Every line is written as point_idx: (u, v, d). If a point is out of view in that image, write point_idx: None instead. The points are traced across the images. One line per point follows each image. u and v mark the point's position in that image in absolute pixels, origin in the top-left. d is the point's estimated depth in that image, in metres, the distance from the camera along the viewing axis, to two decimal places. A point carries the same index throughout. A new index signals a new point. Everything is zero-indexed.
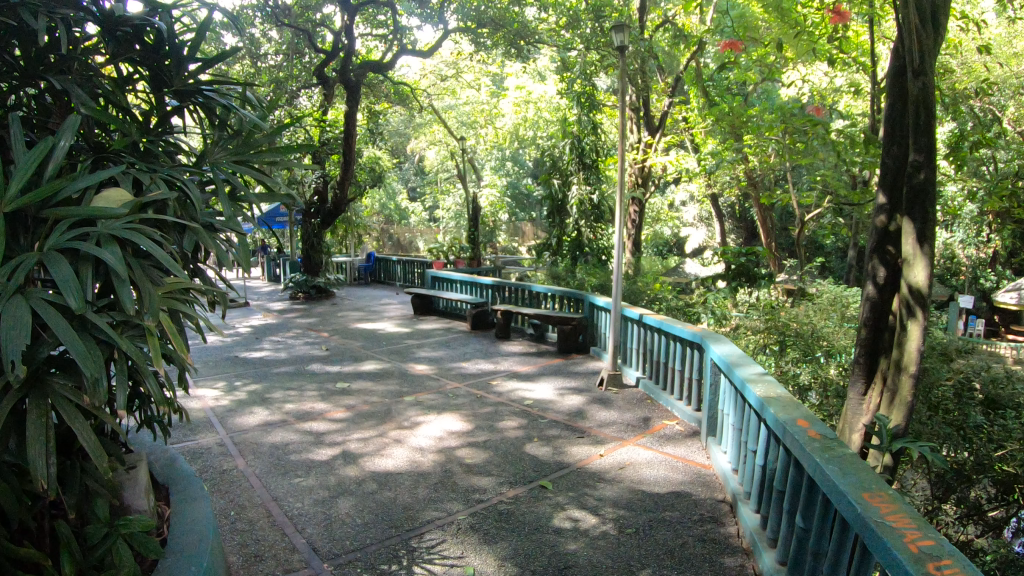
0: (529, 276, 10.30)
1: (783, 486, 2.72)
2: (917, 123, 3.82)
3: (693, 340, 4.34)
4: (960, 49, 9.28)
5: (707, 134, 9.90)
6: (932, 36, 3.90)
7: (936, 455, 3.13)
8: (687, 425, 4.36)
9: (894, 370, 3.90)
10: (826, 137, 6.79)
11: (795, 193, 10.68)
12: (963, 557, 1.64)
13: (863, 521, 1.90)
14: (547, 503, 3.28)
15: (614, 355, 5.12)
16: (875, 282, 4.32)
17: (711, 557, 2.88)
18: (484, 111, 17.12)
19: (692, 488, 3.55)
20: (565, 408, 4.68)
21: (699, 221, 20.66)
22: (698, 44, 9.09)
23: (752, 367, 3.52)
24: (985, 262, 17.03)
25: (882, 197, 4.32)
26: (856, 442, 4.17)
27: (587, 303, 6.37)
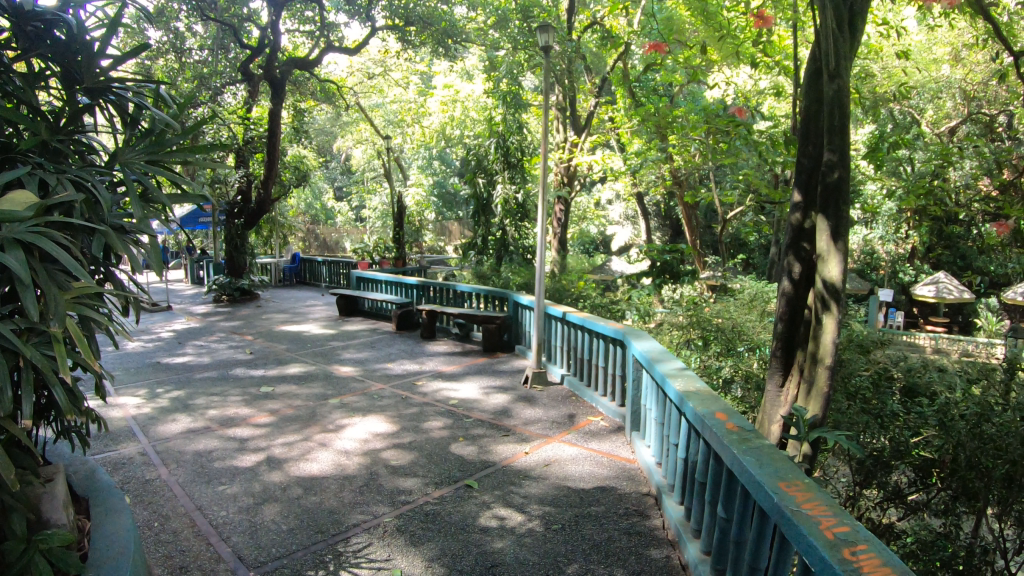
0: (455, 275, 10.28)
1: (704, 478, 2.76)
2: (831, 124, 3.90)
3: (616, 336, 4.38)
4: (880, 54, 9.54)
5: (633, 134, 10.00)
6: (849, 40, 3.99)
7: (851, 443, 3.21)
8: (612, 421, 4.40)
9: (810, 362, 3.98)
10: (748, 137, 6.92)
11: (718, 192, 10.86)
12: (877, 542, 1.69)
13: (780, 510, 1.94)
14: (474, 503, 3.27)
15: (538, 352, 5.13)
16: (790, 278, 4.40)
17: (638, 551, 2.90)
18: (411, 109, 17.06)
19: (617, 482, 3.58)
20: (490, 406, 4.67)
21: (624, 220, 20.91)
22: (625, 45, 9.20)
23: (673, 361, 3.57)
24: (902, 259, 17.58)
25: (797, 195, 4.42)
26: (775, 432, 4.26)
27: (511, 302, 6.37)
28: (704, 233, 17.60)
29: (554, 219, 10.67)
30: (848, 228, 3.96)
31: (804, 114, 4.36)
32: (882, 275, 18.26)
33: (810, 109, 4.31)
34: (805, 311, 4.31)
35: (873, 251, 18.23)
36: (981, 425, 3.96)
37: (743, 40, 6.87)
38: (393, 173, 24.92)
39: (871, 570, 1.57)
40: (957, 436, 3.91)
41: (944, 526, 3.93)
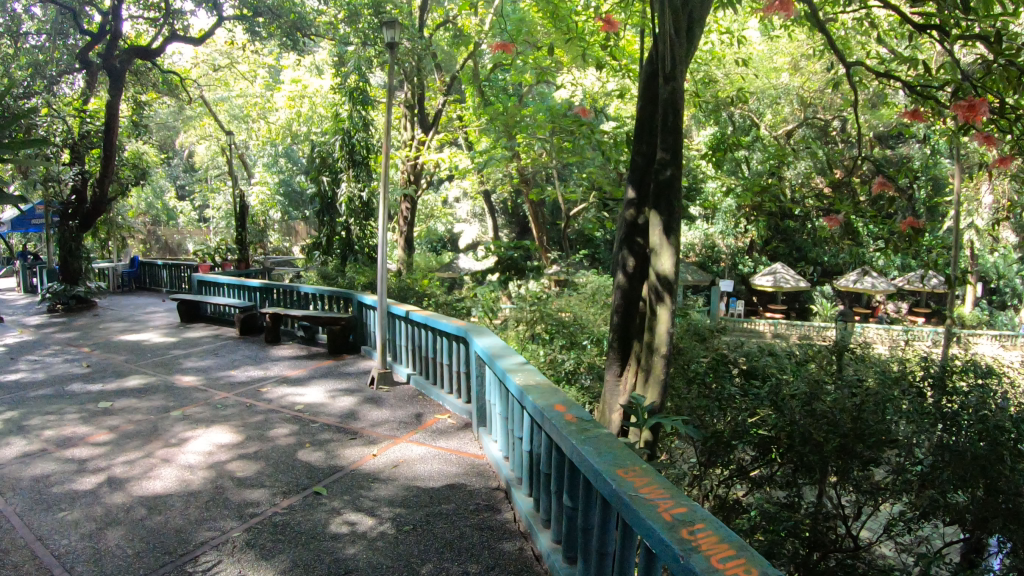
0: (303, 276, 10.04)
1: (547, 468, 2.78)
2: (665, 124, 4.00)
3: (458, 333, 4.37)
4: (721, 61, 9.92)
5: (480, 133, 10.06)
6: (685, 44, 4.12)
7: (688, 427, 3.32)
8: (459, 418, 4.38)
9: (647, 352, 4.09)
10: (593, 136, 7.05)
11: (562, 190, 11.03)
12: (713, 521, 1.78)
13: (617, 495, 2.00)
14: (323, 509, 3.18)
15: (383, 352, 5.05)
16: (625, 271, 4.48)
17: (489, 545, 2.90)
18: (256, 104, 16.63)
19: (466, 479, 3.57)
20: (336, 410, 4.57)
21: (472, 218, 21.07)
22: (476, 44, 9.23)
23: (513, 357, 3.60)
24: (742, 251, 18.79)
25: (630, 191, 4.52)
26: (615, 421, 4.35)
27: (355, 302, 6.26)
28: (551, 230, 17.89)
29: (400, 218, 10.57)
30: (679, 223, 4.08)
31: (639, 114, 4.46)
32: (723, 267, 19.07)
33: (645, 110, 4.41)
34: (640, 303, 4.42)
35: (713, 245, 18.97)
36: (811, 403, 4.26)
37: (593, 39, 7.01)
38: (236, 171, 24.20)
39: (709, 549, 1.65)
40: (790, 415, 4.22)
41: (788, 497, 4.27)
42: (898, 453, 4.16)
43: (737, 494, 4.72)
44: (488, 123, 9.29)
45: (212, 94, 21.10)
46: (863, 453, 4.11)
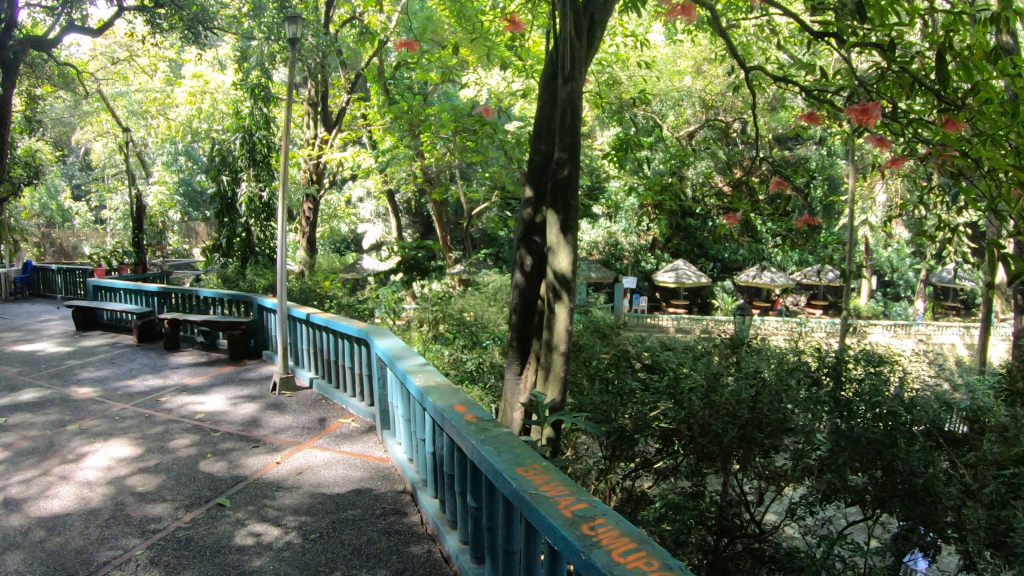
0: (205, 279, 9.78)
1: (451, 469, 2.76)
2: (563, 123, 4.01)
3: (359, 336, 4.29)
4: (627, 62, 10.07)
5: (385, 131, 10.00)
6: (584, 46, 4.14)
7: (589, 422, 3.34)
8: (363, 422, 4.31)
9: (546, 350, 4.08)
10: (496, 136, 7.05)
11: (464, 189, 11.03)
12: (613, 516, 1.80)
13: (519, 495, 2.01)
14: (228, 521, 3.08)
15: (285, 356, 4.93)
16: (523, 271, 4.48)
17: (397, 549, 2.85)
18: (157, 99, 16.17)
19: (371, 483, 3.51)
20: (238, 418, 4.44)
21: (375, 217, 20.93)
22: (383, 42, 9.15)
23: (414, 358, 3.56)
24: (645, 248, 19.16)
25: (527, 190, 4.51)
26: (515, 420, 4.32)
27: (255, 306, 6.13)
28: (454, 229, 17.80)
29: (302, 219, 10.38)
30: (576, 222, 4.08)
31: (537, 114, 4.45)
32: (626, 264, 19.16)
33: (543, 110, 4.41)
34: (539, 301, 4.41)
35: (616, 242, 19.14)
36: (709, 396, 4.42)
37: (503, 40, 6.99)
38: (134, 170, 23.49)
39: (610, 544, 1.67)
40: (691, 408, 4.37)
41: (692, 486, 4.47)
42: (798, 441, 4.39)
43: (642, 485, 4.90)
44: (393, 121, 9.23)
45: (108, 89, 20.44)
46: (763, 441, 4.33)
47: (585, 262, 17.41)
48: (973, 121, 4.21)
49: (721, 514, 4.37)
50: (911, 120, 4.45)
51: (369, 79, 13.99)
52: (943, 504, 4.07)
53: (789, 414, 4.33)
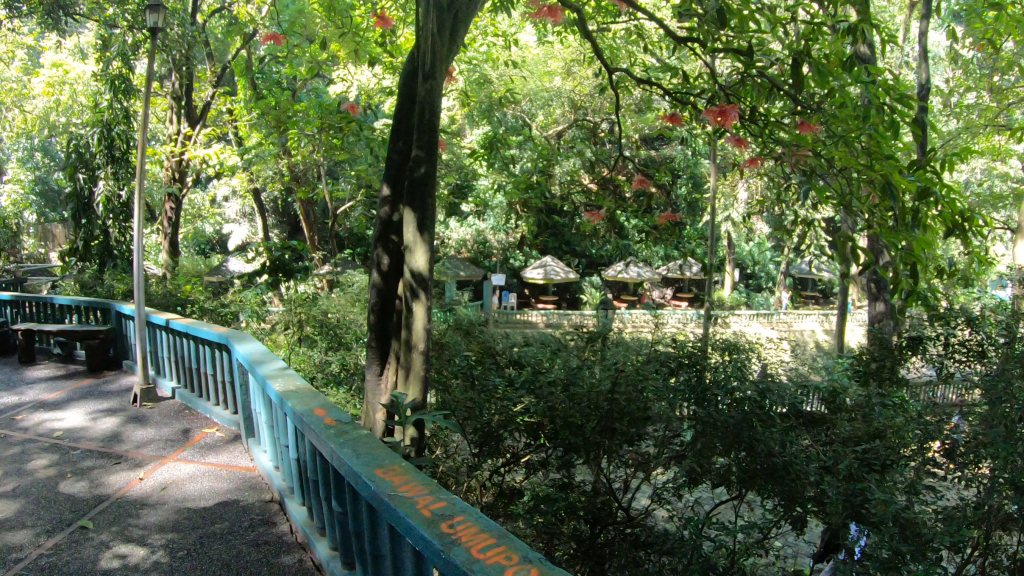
0: (61, 284, 9.29)
1: (315, 475, 2.74)
2: (422, 121, 3.96)
3: (220, 341, 4.14)
4: (498, 61, 10.13)
5: (253, 128, 9.75)
6: (446, 42, 4.12)
7: (450, 421, 3.33)
8: (228, 430, 4.17)
9: (404, 349, 4.03)
10: (365, 133, 6.95)
11: (332, 187, 10.84)
12: (470, 513, 1.88)
13: (378, 495, 2.05)
14: (91, 544, 2.92)
15: (145, 366, 4.72)
16: (379, 270, 4.40)
17: (267, 560, 2.78)
18: (12, 89, 15.38)
19: (239, 494, 3.40)
20: (98, 433, 4.22)
21: (241, 217, 20.46)
22: (250, 35, 8.91)
23: (274, 363, 3.49)
24: (513, 245, 19.32)
25: (384, 188, 4.45)
26: (376, 422, 4.24)
27: (114, 313, 5.87)
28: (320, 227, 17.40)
29: (163, 219, 9.98)
30: (433, 220, 4.04)
31: (395, 111, 4.39)
32: (495, 261, 19.10)
33: (402, 107, 4.35)
34: (397, 300, 4.35)
35: (484, 241, 18.80)
36: (570, 388, 4.53)
37: (375, 38, 6.85)
38: None
39: (470, 541, 1.74)
40: (551, 402, 4.47)
41: (563, 476, 4.66)
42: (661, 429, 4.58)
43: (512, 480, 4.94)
44: (261, 117, 9.00)
45: None
46: (628, 429, 4.49)
47: (453, 260, 17.40)
48: (823, 125, 4.59)
49: (591, 503, 4.57)
50: (769, 121, 4.76)
51: (233, 73, 13.55)
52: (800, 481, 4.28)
53: (649, 403, 4.49)
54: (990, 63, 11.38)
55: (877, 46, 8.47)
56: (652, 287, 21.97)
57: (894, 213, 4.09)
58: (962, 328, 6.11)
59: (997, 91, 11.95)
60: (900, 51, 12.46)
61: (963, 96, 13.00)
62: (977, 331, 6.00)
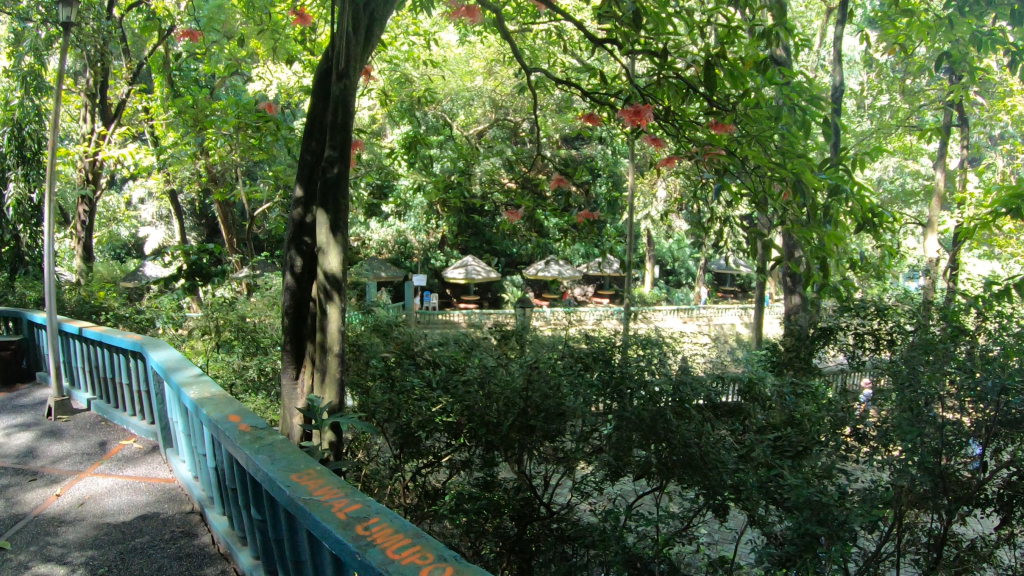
0: None
1: (234, 483, 2.72)
2: (335, 120, 3.93)
3: (134, 349, 4.04)
4: (418, 62, 10.12)
5: (170, 127, 9.54)
6: (362, 42, 4.11)
7: (369, 424, 3.32)
8: (146, 442, 4.07)
9: (319, 351, 3.98)
10: (285, 134, 6.88)
11: (250, 189, 10.66)
12: (384, 514, 1.89)
13: (292, 500, 2.05)
14: (7, 566, 2.81)
15: (57, 378, 4.57)
16: (293, 272, 4.33)
17: (189, 573, 2.72)
18: None
19: (160, 507, 3.32)
20: (11, 449, 4.08)
21: (157, 220, 19.98)
22: (167, 31, 8.72)
23: (189, 369, 3.43)
24: (435, 245, 19.24)
25: (297, 189, 4.39)
26: (294, 427, 4.19)
27: (26, 323, 5.69)
28: (239, 228, 17.10)
29: (76, 221, 9.68)
30: (347, 220, 4.00)
31: (308, 110, 4.33)
32: (416, 262, 18.96)
33: (315, 107, 4.30)
34: (311, 302, 4.29)
35: (405, 241, 18.65)
36: (487, 386, 4.75)
37: (296, 36, 6.77)
38: None
39: (384, 541, 1.75)
40: (468, 400, 4.73)
41: (485, 475, 4.89)
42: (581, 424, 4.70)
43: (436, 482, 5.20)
44: (178, 116, 8.81)
45: None
46: (540, 423, 4.66)
47: (374, 261, 17.25)
48: (737, 124, 4.97)
49: (513, 500, 4.80)
50: (684, 122, 5.15)
51: (147, 72, 13.23)
52: (718, 470, 4.32)
53: (562, 398, 4.67)
54: (900, 65, 11.75)
55: (789, 50, 8.68)
56: (574, 284, 22.12)
57: (803, 208, 4.57)
58: (874, 319, 6.32)
59: (907, 92, 12.34)
60: (815, 52, 12.77)
61: (875, 95, 13.40)
62: (886, 322, 6.25)
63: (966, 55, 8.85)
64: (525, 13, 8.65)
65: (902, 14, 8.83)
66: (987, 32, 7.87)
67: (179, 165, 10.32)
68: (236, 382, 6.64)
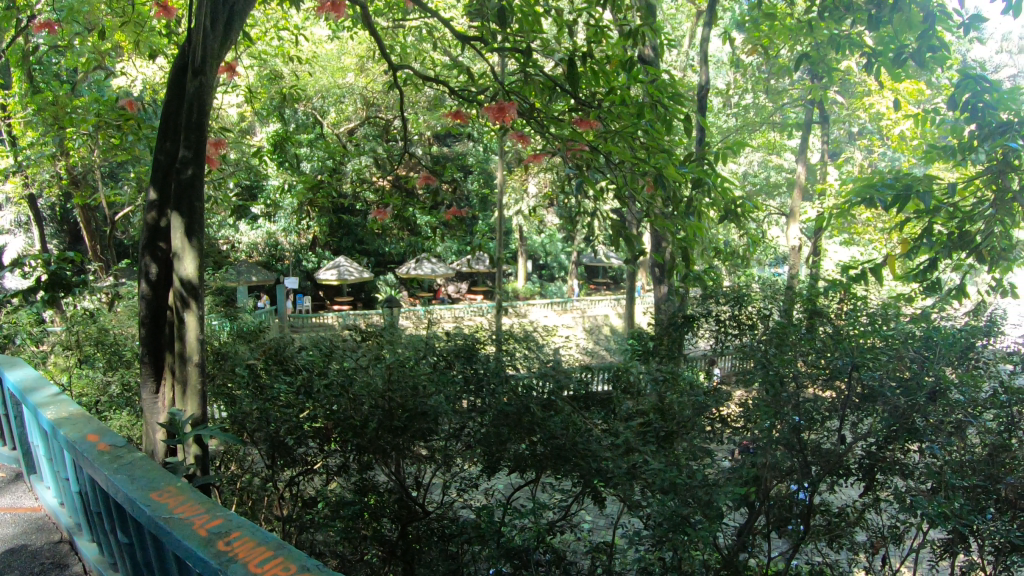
0: None
1: (99, 507, 2.51)
2: (189, 119, 3.70)
3: None
4: (286, 59, 9.85)
5: (25, 126, 8.98)
6: (219, 37, 3.88)
7: (234, 435, 3.13)
8: (8, 468, 3.74)
9: (178, 363, 3.75)
10: (150, 134, 6.57)
11: (112, 193, 10.15)
12: (247, 526, 1.80)
13: (151, 520, 1.92)
14: None
15: None
16: (147, 280, 4.05)
17: None
18: None
19: (27, 538, 3.03)
20: None
21: (13, 226, 18.90)
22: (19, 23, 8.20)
23: (46, 388, 3.16)
24: (307, 247, 18.84)
25: (150, 192, 4.12)
26: (156, 444, 3.93)
27: None
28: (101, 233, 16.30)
29: None
30: (203, 224, 3.76)
31: (162, 108, 4.06)
32: (287, 265, 18.52)
33: (168, 105, 4.05)
34: (168, 311, 4.02)
35: (276, 243, 18.18)
36: (348, 389, 4.68)
37: (160, 29, 6.44)
38: None
39: (246, 556, 1.68)
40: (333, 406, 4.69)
41: (360, 477, 4.97)
42: (450, 423, 4.67)
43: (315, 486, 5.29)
44: (34, 115, 8.30)
45: None
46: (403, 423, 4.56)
47: (245, 264, 16.76)
48: (602, 122, 5.06)
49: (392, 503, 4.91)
50: (548, 121, 5.25)
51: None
52: (588, 459, 4.36)
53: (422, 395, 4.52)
54: (764, 65, 12.13)
55: (657, 49, 8.80)
56: (447, 281, 22.07)
57: (664, 201, 4.76)
58: None
59: (771, 91, 12.77)
60: (683, 52, 13.05)
61: (740, 94, 13.83)
62: (746, 306, 5.80)
63: (826, 56, 9.24)
64: (396, 9, 8.51)
65: (766, 17, 9.12)
66: (844, 33, 8.17)
67: (34, 167, 9.74)
68: (101, 399, 6.31)
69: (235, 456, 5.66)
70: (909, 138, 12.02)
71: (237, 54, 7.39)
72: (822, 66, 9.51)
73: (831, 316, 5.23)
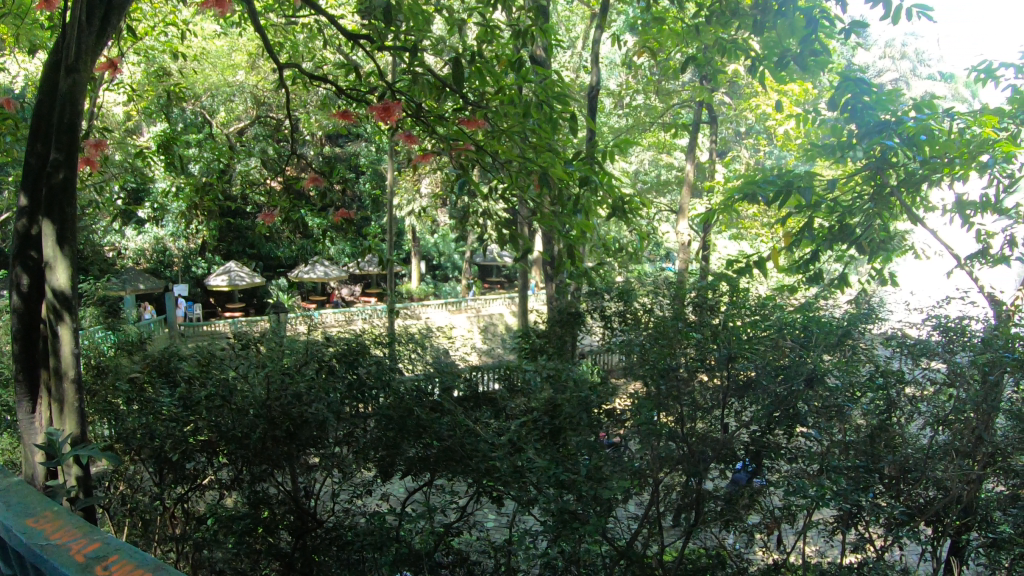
0: None
1: None
2: (60, 119, 3.43)
3: None
4: (171, 57, 9.45)
5: None
6: (94, 31, 3.61)
7: (117, 455, 2.81)
8: None
9: (54, 379, 3.47)
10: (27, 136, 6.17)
11: None
12: (129, 547, 1.50)
13: (25, 548, 1.61)
14: None
15: None
16: (18, 291, 3.72)
17: None
18: None
19: None
20: None
21: None
22: None
23: None
24: (195, 252, 18.23)
25: (20, 199, 3.79)
26: (35, 469, 3.61)
27: None
28: None
29: None
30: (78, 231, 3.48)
31: (33, 107, 3.76)
32: (176, 271, 17.91)
33: (40, 102, 3.75)
34: (43, 325, 3.70)
35: (163, 248, 17.55)
36: (230, 400, 4.65)
37: (38, 23, 6.05)
38: None
39: None
40: (216, 418, 4.67)
41: (253, 488, 4.94)
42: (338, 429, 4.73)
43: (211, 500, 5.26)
44: None
45: None
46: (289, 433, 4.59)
47: (131, 271, 16.12)
48: (489, 121, 4.97)
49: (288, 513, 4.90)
50: (433, 121, 5.13)
51: None
52: (475, 456, 4.45)
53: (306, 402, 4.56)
54: (656, 67, 12.26)
55: (549, 50, 8.76)
56: (339, 285, 21.73)
57: (553, 200, 4.70)
58: None
59: (663, 92, 12.89)
60: (576, 53, 13.08)
61: (631, 95, 13.96)
62: (634, 301, 5.61)
63: (716, 59, 9.39)
64: (285, 7, 8.25)
65: (658, 20, 9.19)
66: (731, 34, 8.28)
67: None
68: None
69: (124, 476, 5.45)
70: (795, 137, 12.32)
71: (120, 52, 7.04)
72: (711, 68, 9.65)
73: (714, 310, 5.18)
